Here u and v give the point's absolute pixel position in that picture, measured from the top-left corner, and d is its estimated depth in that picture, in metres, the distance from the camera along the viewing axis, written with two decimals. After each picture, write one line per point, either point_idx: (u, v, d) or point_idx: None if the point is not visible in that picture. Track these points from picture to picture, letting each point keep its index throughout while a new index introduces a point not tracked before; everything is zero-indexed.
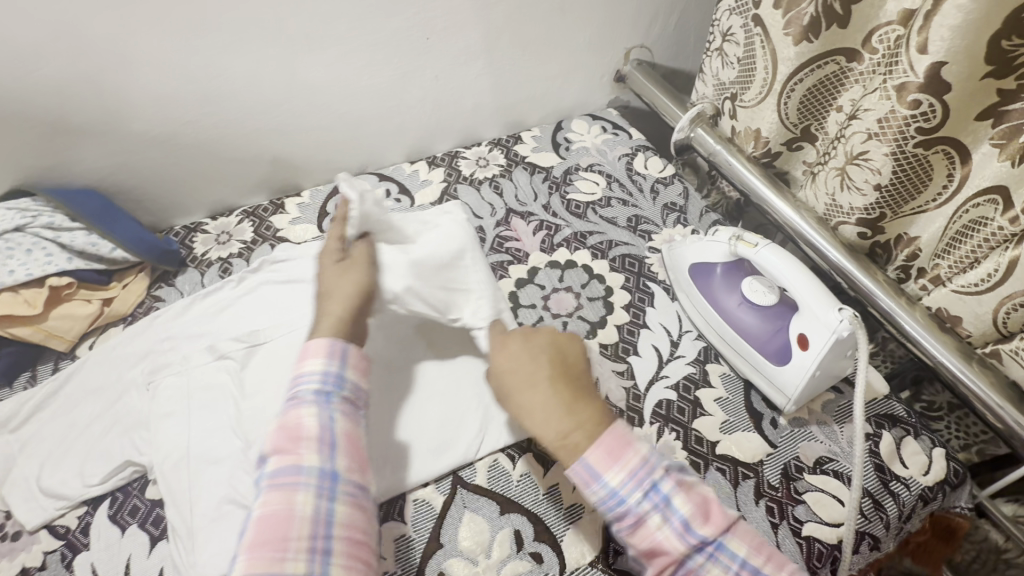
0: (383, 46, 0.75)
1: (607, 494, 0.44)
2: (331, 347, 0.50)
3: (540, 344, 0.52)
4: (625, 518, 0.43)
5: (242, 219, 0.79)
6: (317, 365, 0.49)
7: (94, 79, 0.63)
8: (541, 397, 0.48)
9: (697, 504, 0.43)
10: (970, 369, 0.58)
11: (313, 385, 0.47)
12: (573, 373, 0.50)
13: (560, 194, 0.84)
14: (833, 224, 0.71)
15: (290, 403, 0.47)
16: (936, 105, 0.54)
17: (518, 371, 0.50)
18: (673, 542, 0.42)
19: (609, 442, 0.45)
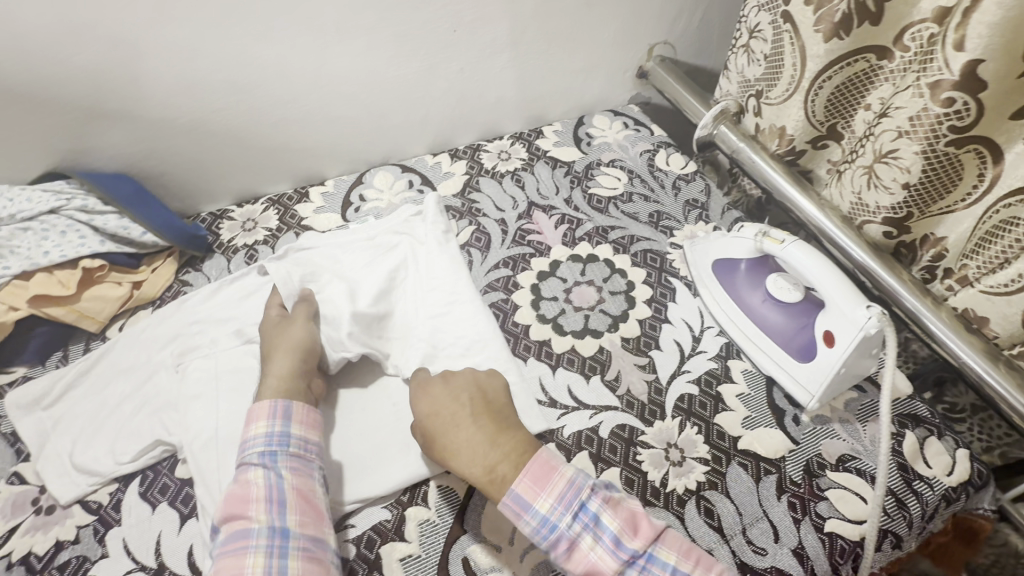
0: (412, 37, 0.76)
1: (540, 522, 0.46)
2: (271, 408, 0.53)
3: (458, 386, 0.55)
4: (559, 543, 0.45)
5: (267, 207, 0.80)
6: (261, 428, 0.52)
7: (130, 65, 0.64)
8: (468, 435, 0.51)
9: (625, 519, 0.46)
10: (997, 371, 0.58)
11: (258, 447, 0.50)
12: (496, 407, 0.54)
13: (582, 188, 0.84)
14: (858, 223, 0.71)
15: (240, 468, 0.50)
16: (971, 103, 0.54)
17: (443, 412, 0.53)
18: (606, 559, 0.44)
19: (535, 471, 0.47)
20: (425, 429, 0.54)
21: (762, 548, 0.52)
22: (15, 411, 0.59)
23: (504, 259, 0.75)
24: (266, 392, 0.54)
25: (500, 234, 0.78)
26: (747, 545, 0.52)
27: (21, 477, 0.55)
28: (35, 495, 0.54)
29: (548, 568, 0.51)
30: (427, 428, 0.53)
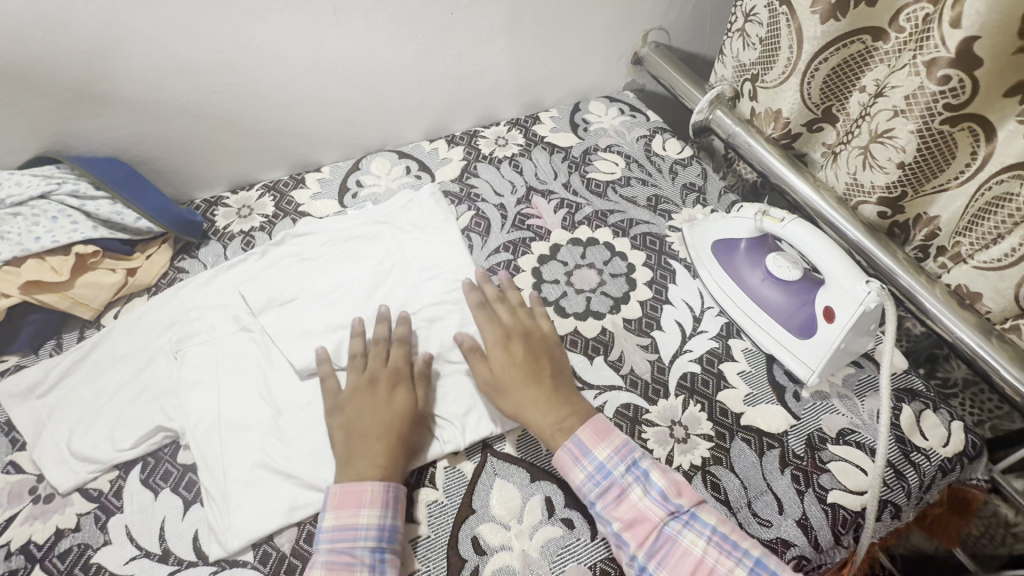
0: (409, 21, 0.75)
1: (596, 467, 0.51)
2: (387, 496, 0.49)
3: (536, 343, 0.60)
4: (611, 488, 0.50)
5: (263, 194, 0.79)
6: (370, 518, 0.48)
7: (122, 45, 0.63)
8: (544, 391, 0.56)
9: (673, 480, 0.51)
10: (990, 345, 0.59)
11: (368, 542, 0.47)
12: (563, 367, 0.59)
13: (580, 173, 0.84)
14: (853, 203, 0.72)
15: (340, 559, 0.46)
16: (966, 80, 0.54)
17: (519, 365, 0.58)
18: (654, 507, 0.49)
19: (598, 425, 0.53)
20: (494, 373, 0.58)
21: (767, 520, 0.52)
22: (9, 401, 0.57)
23: (504, 243, 0.75)
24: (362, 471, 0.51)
25: (500, 219, 0.77)
26: (752, 517, 0.52)
27: (17, 467, 0.54)
28: (32, 484, 0.53)
29: (557, 545, 0.51)
30: (498, 371, 0.58)
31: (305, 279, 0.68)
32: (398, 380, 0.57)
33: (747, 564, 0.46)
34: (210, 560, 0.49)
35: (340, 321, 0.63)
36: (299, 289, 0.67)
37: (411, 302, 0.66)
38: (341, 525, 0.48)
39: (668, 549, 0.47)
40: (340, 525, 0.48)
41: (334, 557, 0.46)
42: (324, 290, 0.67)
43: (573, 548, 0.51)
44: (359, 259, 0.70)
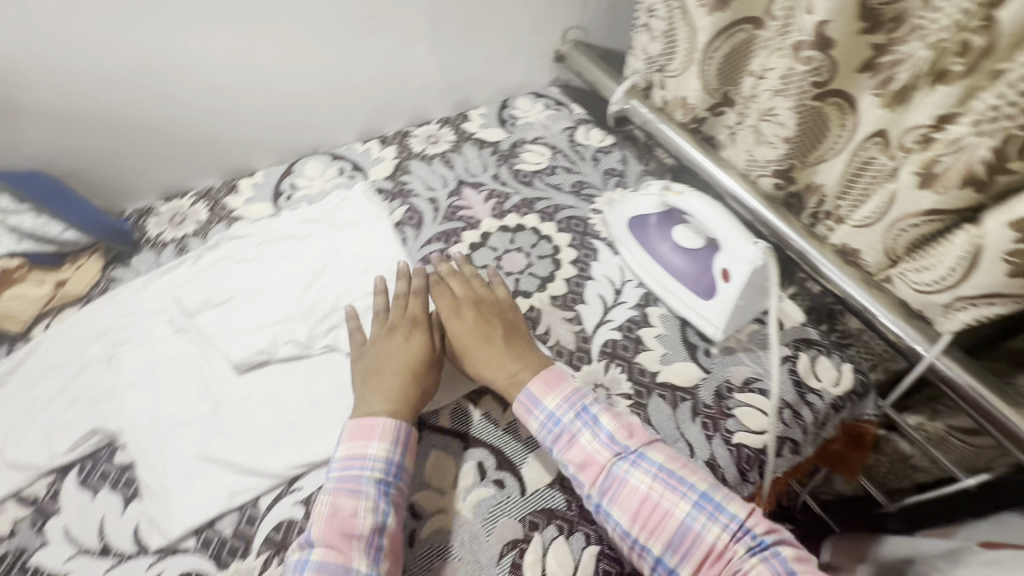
0: (329, 28, 0.78)
1: (547, 416, 0.55)
2: (396, 432, 0.53)
3: (485, 305, 0.64)
4: (562, 435, 0.54)
5: (195, 201, 0.80)
6: (380, 451, 0.52)
7: (40, 58, 0.65)
8: (495, 349, 0.60)
9: (622, 423, 0.55)
10: (871, 294, 0.67)
11: (374, 473, 0.51)
12: (515, 325, 0.63)
13: (508, 165, 0.89)
14: (754, 177, 0.79)
15: (347, 485, 0.50)
16: (825, 59, 0.60)
17: (475, 325, 0.62)
18: (602, 450, 0.53)
19: (549, 377, 0.57)
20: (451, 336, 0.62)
21: None
22: None
23: (437, 234, 0.78)
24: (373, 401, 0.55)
25: (432, 212, 0.81)
26: None
27: None
28: None
29: (488, 504, 0.55)
30: (455, 340, 0.62)
31: (240, 278, 0.69)
32: (416, 327, 0.62)
33: (691, 497, 0.49)
34: (151, 551, 0.50)
35: (277, 316, 0.65)
36: (235, 288, 0.68)
37: (347, 294, 0.69)
38: (354, 455, 0.52)
39: (617, 487, 0.51)
40: (353, 454, 0.52)
41: (344, 483, 0.50)
42: (260, 287, 0.69)
43: (503, 505, 0.55)
44: (295, 257, 0.72)
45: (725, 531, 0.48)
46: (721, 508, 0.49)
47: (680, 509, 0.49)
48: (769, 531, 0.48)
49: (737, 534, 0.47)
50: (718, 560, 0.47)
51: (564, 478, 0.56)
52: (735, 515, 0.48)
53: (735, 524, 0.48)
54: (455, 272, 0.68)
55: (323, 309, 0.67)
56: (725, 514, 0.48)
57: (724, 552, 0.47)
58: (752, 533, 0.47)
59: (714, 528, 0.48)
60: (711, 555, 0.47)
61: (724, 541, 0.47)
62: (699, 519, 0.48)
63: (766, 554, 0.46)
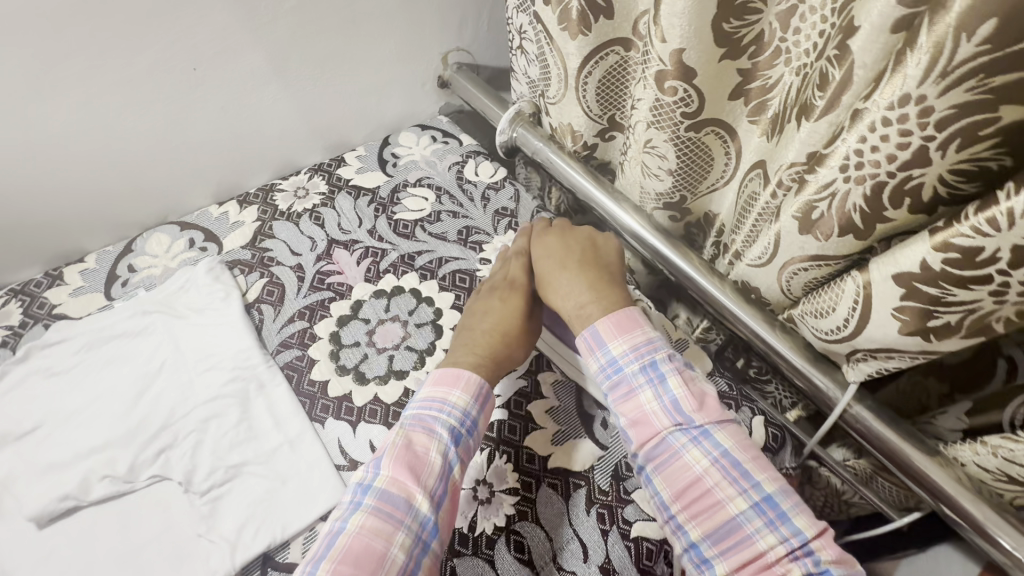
0: (143, 82, 0.66)
1: (608, 359, 0.54)
2: (478, 388, 0.53)
3: (570, 235, 0.64)
4: (621, 385, 0.53)
5: (7, 300, 0.68)
6: (460, 401, 0.52)
7: None
8: (572, 275, 0.60)
9: (693, 391, 0.52)
10: (776, 335, 0.60)
11: (451, 419, 0.50)
12: (601, 260, 0.62)
13: (387, 216, 0.79)
14: (649, 209, 0.72)
15: (422, 424, 0.50)
16: (691, 90, 0.53)
17: (556, 254, 0.63)
18: (663, 417, 0.51)
19: (621, 320, 0.55)
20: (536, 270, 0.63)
21: (572, 571, 0.51)
22: None
23: (300, 310, 0.68)
24: (461, 356, 0.56)
25: (296, 283, 0.71)
26: (556, 571, 0.51)
27: None
28: None
29: None
30: (540, 270, 0.62)
31: (55, 398, 0.59)
32: (513, 290, 0.62)
33: (751, 498, 0.47)
34: None
35: (94, 444, 0.55)
36: (45, 412, 0.58)
37: (184, 403, 0.59)
38: (434, 396, 0.52)
39: (669, 456, 0.50)
40: (433, 396, 0.52)
41: (421, 418, 0.50)
42: (77, 407, 0.58)
43: None
44: (124, 362, 0.62)
45: (781, 545, 0.45)
46: (785, 519, 0.46)
47: (734, 505, 0.47)
48: (836, 559, 0.44)
49: (795, 552, 0.44)
50: (763, 569, 0.44)
51: None
52: (800, 531, 0.45)
53: (796, 541, 0.45)
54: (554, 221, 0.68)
55: (152, 427, 0.57)
56: (788, 527, 0.45)
57: (773, 563, 0.44)
58: (814, 555, 0.44)
59: (770, 538, 0.45)
60: (758, 562, 0.45)
61: (777, 554, 0.45)
62: (754, 522, 0.46)
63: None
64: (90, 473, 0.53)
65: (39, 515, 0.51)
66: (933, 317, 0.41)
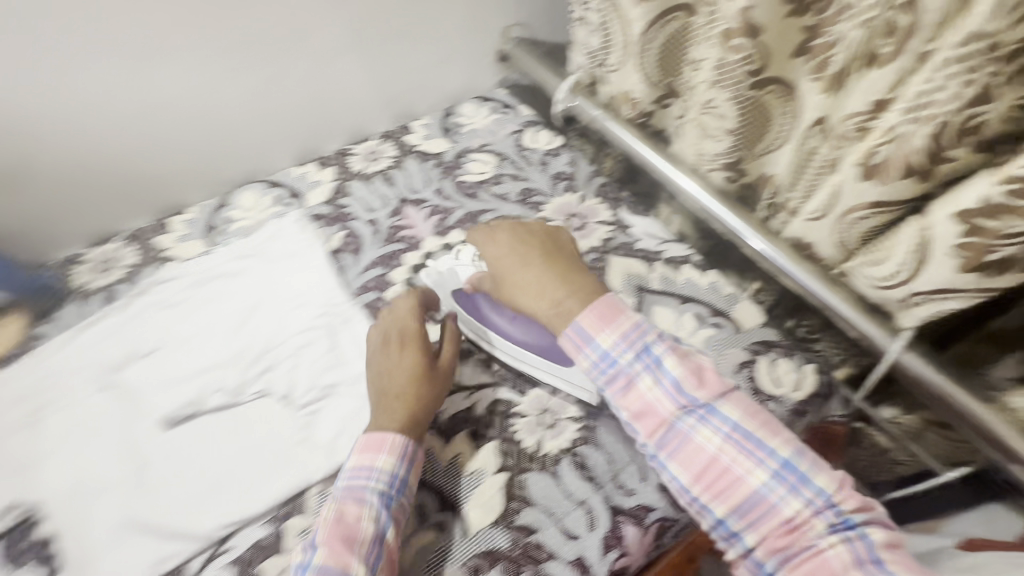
0: (243, 49, 0.75)
1: (600, 354, 0.52)
2: (403, 447, 0.51)
3: (521, 229, 0.61)
4: (618, 380, 0.52)
5: (125, 244, 0.76)
6: (386, 463, 0.50)
7: None
8: (538, 272, 0.57)
9: (690, 368, 0.50)
10: (830, 291, 0.63)
11: (379, 485, 0.49)
12: (561, 253, 0.59)
13: (453, 178, 0.85)
14: (705, 171, 0.74)
15: (352, 495, 0.49)
16: (754, 47, 0.56)
17: (513, 252, 0.59)
18: (668, 403, 0.49)
19: (601, 310, 0.53)
20: (495, 272, 0.60)
21: (631, 489, 0.55)
22: None
23: (377, 258, 0.74)
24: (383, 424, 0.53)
25: (372, 235, 0.77)
26: (617, 488, 0.55)
27: None
28: None
29: (430, 552, 0.52)
30: (498, 274, 0.60)
31: (168, 325, 0.67)
32: (410, 341, 0.58)
33: (770, 465, 0.46)
34: None
35: (205, 363, 0.63)
36: (162, 335, 0.66)
37: (280, 334, 0.66)
38: (359, 466, 0.50)
39: (679, 442, 0.49)
40: (358, 466, 0.50)
41: (350, 489, 0.49)
42: (189, 332, 0.66)
43: (445, 550, 0.52)
44: (225, 297, 0.69)
45: (806, 506, 0.45)
46: (806, 482, 0.45)
47: (753, 477, 0.46)
48: (858, 509, 0.44)
49: (820, 511, 0.44)
50: (790, 533, 0.44)
51: (508, 516, 0.54)
52: (822, 490, 0.45)
53: (820, 500, 0.45)
54: (494, 228, 0.62)
55: (254, 352, 0.64)
56: (810, 488, 0.45)
57: (799, 526, 0.44)
58: (838, 509, 0.44)
59: (794, 503, 0.45)
60: (785, 527, 0.45)
61: (804, 517, 0.44)
62: (777, 490, 0.45)
63: (851, 535, 0.43)
64: (207, 386, 0.61)
65: (167, 418, 0.59)
66: (991, 252, 0.45)
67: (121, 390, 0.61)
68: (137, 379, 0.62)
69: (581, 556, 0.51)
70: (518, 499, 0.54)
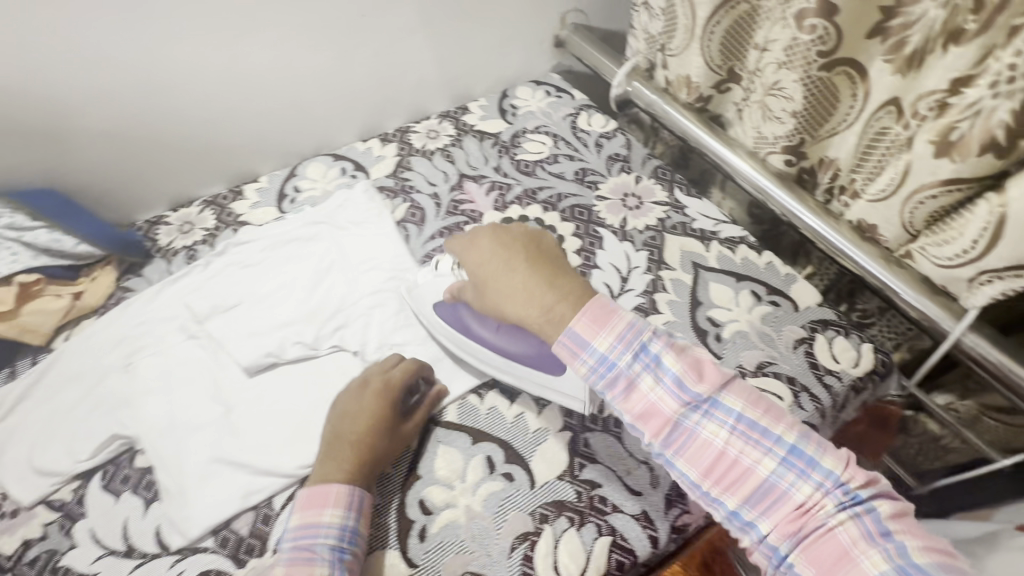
0: (322, 26, 0.78)
1: (596, 358, 0.49)
2: (351, 498, 0.50)
3: (505, 234, 0.59)
4: (618, 382, 0.48)
5: (203, 209, 0.81)
6: (333, 517, 0.48)
7: (32, 54, 0.64)
8: (524, 276, 0.54)
9: (689, 363, 0.48)
10: (890, 271, 0.64)
11: (329, 540, 0.47)
12: (547, 257, 0.56)
13: (510, 156, 0.88)
14: (763, 155, 0.75)
15: (301, 555, 0.46)
16: (830, 27, 0.57)
17: (495, 258, 0.57)
18: (670, 401, 0.46)
19: (594, 312, 0.50)
20: (478, 279, 0.58)
21: None
22: None
23: (440, 229, 0.78)
24: (328, 471, 0.52)
25: (435, 207, 0.81)
26: None
27: None
28: None
29: (499, 498, 0.55)
30: (483, 280, 0.57)
31: (248, 284, 0.71)
32: (387, 391, 0.57)
33: (777, 453, 0.44)
34: (173, 550, 0.52)
35: (284, 319, 0.67)
36: (244, 293, 0.70)
37: (351, 296, 0.69)
38: (302, 527, 0.48)
39: (686, 440, 0.46)
40: (301, 527, 0.48)
41: (296, 551, 0.46)
42: (267, 291, 0.70)
43: (513, 497, 0.55)
44: (299, 260, 0.73)
45: (816, 490, 0.42)
46: (814, 464, 0.43)
47: (763, 466, 0.44)
48: (866, 486, 0.42)
49: (831, 494, 0.42)
50: (802, 516, 0.42)
51: (573, 470, 0.56)
52: (830, 472, 0.43)
53: (830, 482, 0.43)
54: (477, 234, 0.60)
55: (329, 310, 0.68)
56: (819, 471, 0.43)
57: (812, 511, 0.42)
58: (849, 489, 0.42)
59: (806, 488, 0.43)
60: (799, 515, 0.42)
61: (816, 501, 0.42)
62: (787, 477, 0.43)
63: (862, 515, 0.41)
64: (286, 339, 0.65)
65: (252, 366, 0.63)
66: None
67: (209, 341, 0.65)
68: (223, 331, 0.66)
69: (645, 511, 0.54)
70: (583, 455, 0.57)
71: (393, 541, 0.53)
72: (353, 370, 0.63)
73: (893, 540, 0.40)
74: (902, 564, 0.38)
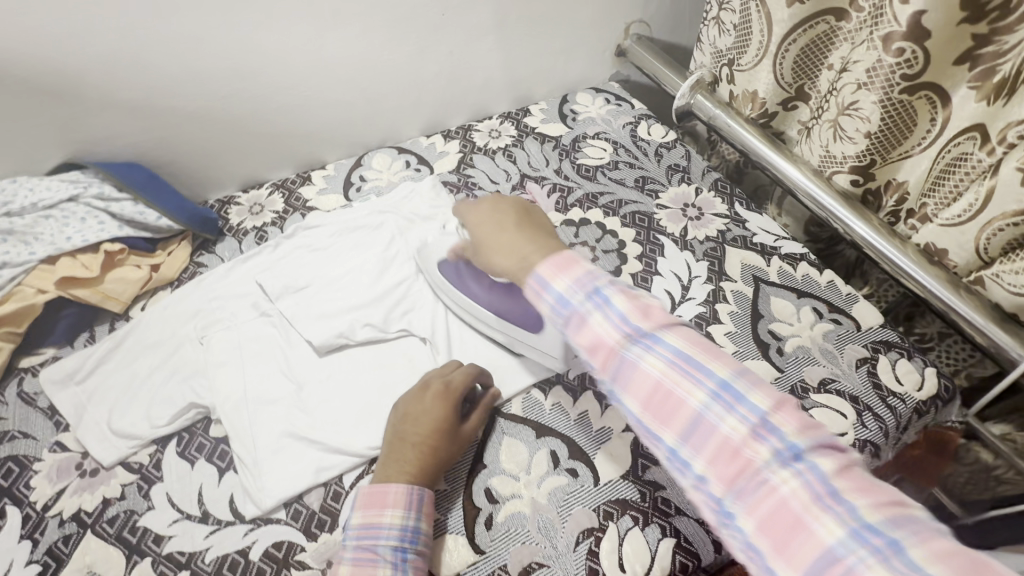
0: (402, 22, 0.80)
1: (552, 300, 0.46)
2: (410, 497, 0.50)
3: (502, 199, 0.61)
4: (569, 318, 0.45)
5: (272, 192, 0.83)
6: (394, 517, 0.48)
7: (132, 33, 0.66)
8: (513, 233, 0.56)
9: (640, 300, 0.43)
10: (957, 297, 0.63)
11: (390, 541, 0.47)
12: (538, 225, 0.58)
13: (571, 160, 0.89)
14: (828, 174, 0.75)
15: (365, 555, 0.46)
16: (919, 51, 0.58)
17: (490, 219, 0.59)
18: (611, 331, 0.42)
19: (561, 259, 0.47)
20: (473, 237, 0.60)
21: None
22: (51, 386, 0.62)
23: None
24: (394, 475, 0.52)
25: None
26: None
27: (63, 445, 0.59)
28: (78, 460, 0.57)
29: (563, 493, 0.56)
30: (477, 237, 0.59)
31: (316, 267, 0.72)
32: (446, 395, 0.57)
33: (708, 385, 0.38)
34: (246, 519, 0.53)
35: (353, 302, 0.68)
36: (314, 275, 0.72)
37: (417, 286, 0.71)
38: (364, 527, 0.48)
39: (627, 375, 0.41)
40: (363, 526, 0.48)
41: (360, 552, 0.46)
42: (335, 275, 0.72)
43: (577, 493, 0.55)
44: (366, 247, 0.74)
45: (742, 424, 0.36)
46: (742, 399, 0.37)
47: (694, 400, 0.38)
48: (801, 431, 0.35)
49: (762, 433, 0.36)
50: (733, 457, 0.36)
51: (636, 471, 0.57)
52: (758, 408, 0.37)
53: (757, 418, 0.36)
54: (478, 200, 0.63)
55: (395, 298, 0.69)
56: (747, 406, 0.37)
57: (744, 452, 0.35)
58: (781, 432, 0.35)
59: (734, 424, 0.36)
60: (730, 457, 0.36)
61: (745, 439, 0.36)
62: (717, 413, 0.37)
63: (800, 465, 0.34)
64: (354, 323, 0.66)
65: (320, 346, 0.64)
66: None
67: (281, 320, 0.67)
68: (293, 310, 0.68)
69: None
70: (646, 457, 0.57)
71: (460, 526, 0.53)
72: (421, 357, 0.64)
73: (844, 503, 0.32)
74: (857, 528, 0.31)
